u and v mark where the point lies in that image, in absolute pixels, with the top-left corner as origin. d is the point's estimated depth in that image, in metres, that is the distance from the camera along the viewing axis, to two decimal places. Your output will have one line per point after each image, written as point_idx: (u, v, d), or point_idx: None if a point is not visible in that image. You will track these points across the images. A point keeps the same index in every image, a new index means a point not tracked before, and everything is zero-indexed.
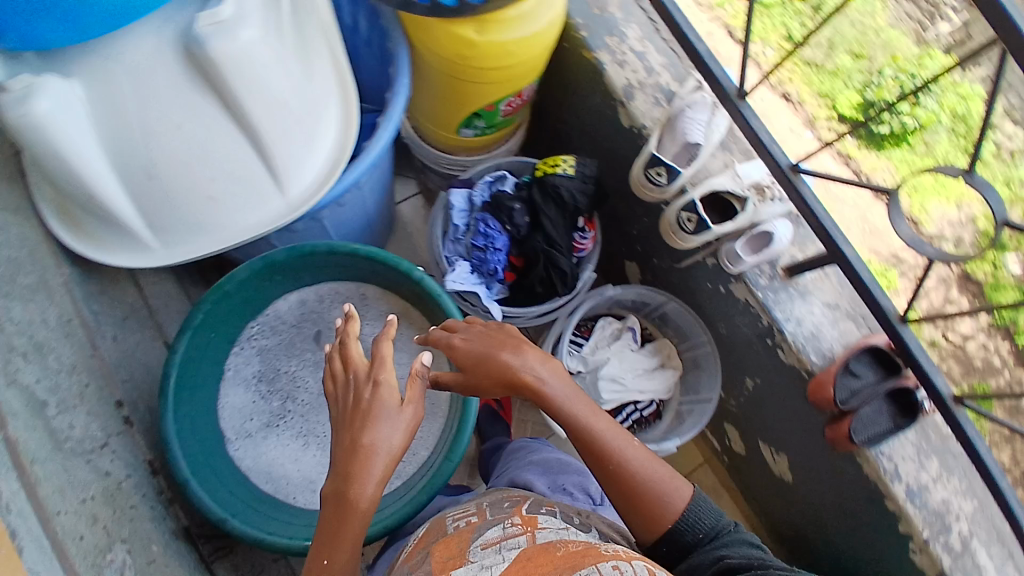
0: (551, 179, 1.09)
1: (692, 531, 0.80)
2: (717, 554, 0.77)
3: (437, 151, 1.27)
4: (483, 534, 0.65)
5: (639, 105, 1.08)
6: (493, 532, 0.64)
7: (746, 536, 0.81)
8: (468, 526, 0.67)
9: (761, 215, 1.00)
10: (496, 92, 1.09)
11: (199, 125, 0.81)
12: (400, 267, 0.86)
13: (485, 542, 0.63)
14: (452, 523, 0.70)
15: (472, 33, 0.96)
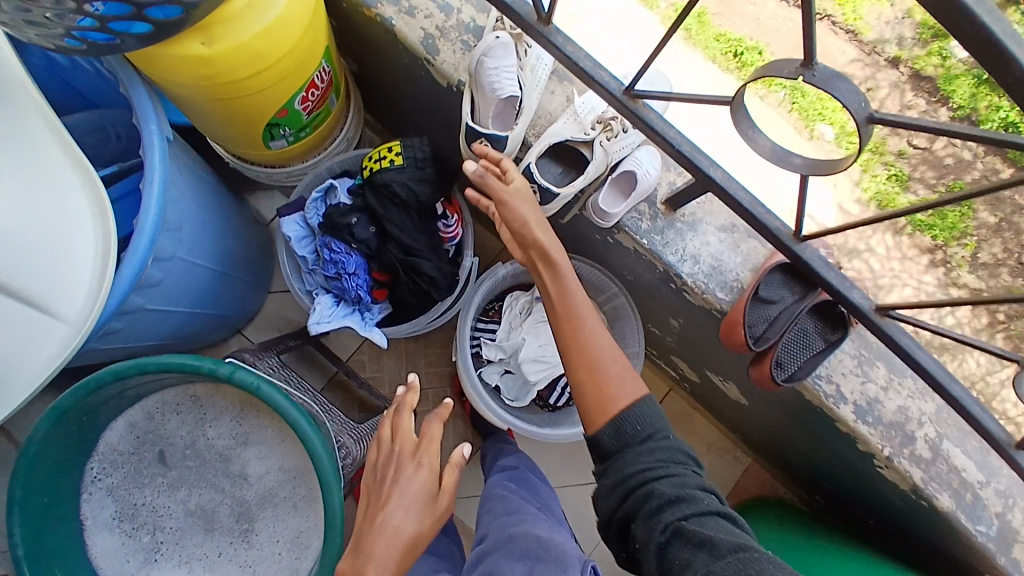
0: (376, 177, 0.91)
1: (640, 466, 0.69)
2: (648, 490, 0.67)
3: (263, 167, 1.11)
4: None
5: (448, 59, 0.89)
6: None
7: (678, 445, 0.71)
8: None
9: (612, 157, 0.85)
10: (279, 95, 0.90)
11: None
12: (200, 368, 0.70)
13: None
14: None
15: (200, 46, 0.76)
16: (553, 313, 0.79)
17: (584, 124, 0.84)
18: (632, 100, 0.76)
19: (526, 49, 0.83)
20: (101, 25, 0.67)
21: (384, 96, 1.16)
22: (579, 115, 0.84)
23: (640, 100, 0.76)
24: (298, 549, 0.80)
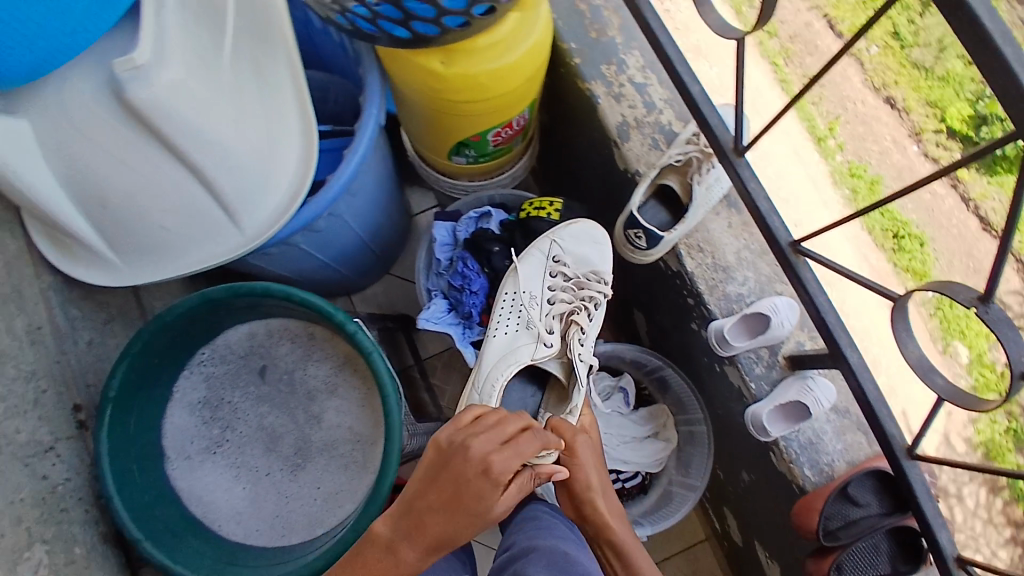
0: (535, 223, 1.01)
1: None
2: None
3: (436, 175, 1.21)
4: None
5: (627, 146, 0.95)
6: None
7: None
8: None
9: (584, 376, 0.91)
10: (480, 124, 1.02)
11: (141, 162, 0.80)
12: (335, 316, 0.80)
13: None
14: None
15: (438, 63, 0.89)
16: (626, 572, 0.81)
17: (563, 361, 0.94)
18: (795, 255, 0.80)
19: (711, 168, 0.87)
20: (371, 17, 0.81)
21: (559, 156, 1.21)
22: (538, 329, 0.92)
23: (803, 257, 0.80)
24: (332, 504, 0.87)
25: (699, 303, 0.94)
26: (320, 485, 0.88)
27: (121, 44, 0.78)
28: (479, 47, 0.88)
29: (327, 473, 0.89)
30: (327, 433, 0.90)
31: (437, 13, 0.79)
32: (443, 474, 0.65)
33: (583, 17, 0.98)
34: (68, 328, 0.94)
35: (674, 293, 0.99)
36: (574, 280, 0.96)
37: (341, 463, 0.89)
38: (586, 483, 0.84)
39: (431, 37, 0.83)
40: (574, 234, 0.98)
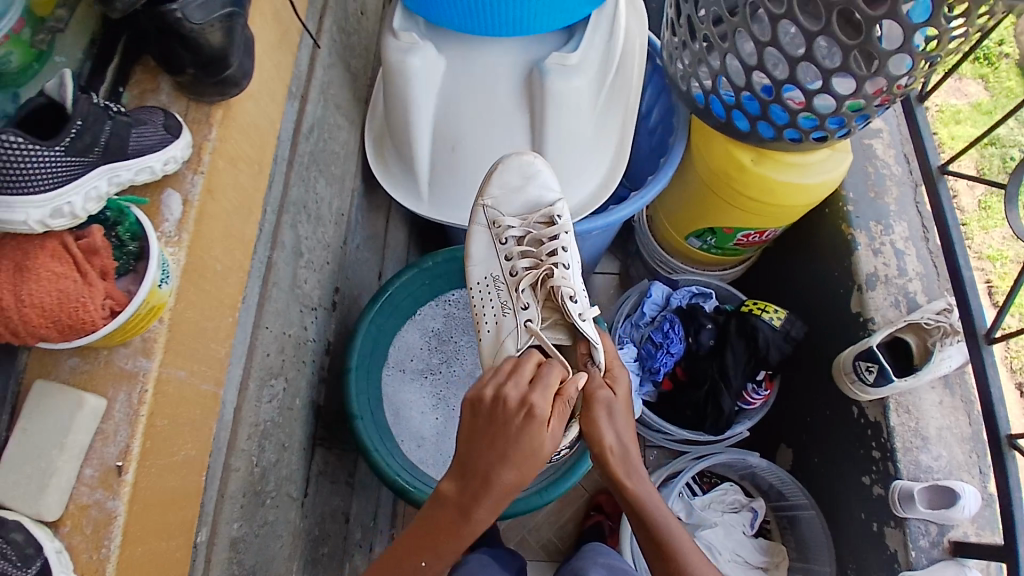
0: (754, 319, 1.09)
1: None
2: None
3: (658, 247, 1.33)
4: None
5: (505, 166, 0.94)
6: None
7: None
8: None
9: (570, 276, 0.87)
10: (741, 222, 1.14)
11: (506, 129, 0.97)
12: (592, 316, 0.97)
13: None
14: None
15: (748, 158, 1.03)
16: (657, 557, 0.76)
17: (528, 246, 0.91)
18: (1009, 447, 0.90)
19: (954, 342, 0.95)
20: (734, 104, 0.98)
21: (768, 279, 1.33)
22: (514, 300, 0.87)
23: (1012, 450, 0.90)
24: None
25: (888, 456, 0.99)
26: None
27: (548, 42, 0.97)
28: (788, 164, 1.03)
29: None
30: None
31: (792, 118, 0.94)
32: (488, 441, 0.68)
33: (867, 176, 1.12)
34: (354, 222, 1.07)
35: (852, 439, 1.07)
36: (527, 217, 0.93)
37: None
38: (617, 457, 0.78)
39: (765, 137, 0.99)
40: (521, 205, 0.94)
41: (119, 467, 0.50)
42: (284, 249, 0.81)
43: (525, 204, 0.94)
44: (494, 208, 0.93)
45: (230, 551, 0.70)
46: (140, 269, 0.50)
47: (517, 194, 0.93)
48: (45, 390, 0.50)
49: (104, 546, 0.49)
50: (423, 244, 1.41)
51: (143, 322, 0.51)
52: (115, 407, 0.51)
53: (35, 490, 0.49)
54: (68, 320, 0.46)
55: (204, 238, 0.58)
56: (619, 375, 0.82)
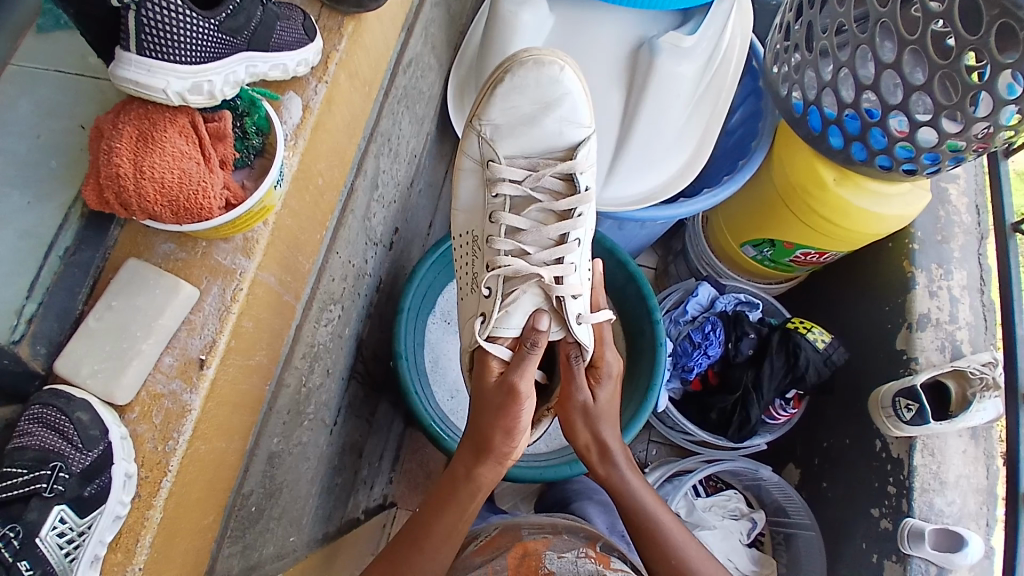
0: (797, 336, 1.10)
1: None
2: None
3: (708, 250, 1.33)
4: (560, 554, 0.72)
5: (522, 81, 0.80)
6: (572, 554, 0.73)
7: None
8: (548, 539, 0.75)
9: (568, 260, 0.81)
10: (804, 239, 1.13)
11: (598, 100, 0.94)
12: (649, 301, 0.94)
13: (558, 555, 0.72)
14: (530, 535, 0.77)
15: (830, 176, 1.02)
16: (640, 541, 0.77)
17: (534, 216, 0.82)
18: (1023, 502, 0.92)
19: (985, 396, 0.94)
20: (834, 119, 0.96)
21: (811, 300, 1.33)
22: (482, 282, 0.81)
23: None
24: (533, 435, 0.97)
25: (903, 492, 1.00)
26: None
27: (662, 20, 0.94)
28: (865, 189, 1.01)
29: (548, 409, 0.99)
30: None
31: (889, 145, 0.91)
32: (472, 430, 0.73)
33: (937, 219, 1.10)
34: (422, 166, 1.06)
35: (868, 473, 1.09)
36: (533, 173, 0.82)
37: None
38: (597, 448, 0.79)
39: (857, 160, 0.96)
40: (529, 147, 0.82)
41: (202, 360, 0.48)
42: (366, 177, 0.80)
43: (537, 145, 0.83)
44: (492, 141, 0.83)
45: (266, 465, 0.70)
46: (257, 167, 0.50)
47: (527, 129, 0.81)
48: (137, 271, 0.48)
49: (171, 439, 0.46)
50: None
51: (251, 220, 0.50)
52: (206, 300, 0.49)
53: (112, 370, 0.46)
54: (186, 203, 0.44)
55: (316, 149, 0.57)
56: (603, 367, 0.80)
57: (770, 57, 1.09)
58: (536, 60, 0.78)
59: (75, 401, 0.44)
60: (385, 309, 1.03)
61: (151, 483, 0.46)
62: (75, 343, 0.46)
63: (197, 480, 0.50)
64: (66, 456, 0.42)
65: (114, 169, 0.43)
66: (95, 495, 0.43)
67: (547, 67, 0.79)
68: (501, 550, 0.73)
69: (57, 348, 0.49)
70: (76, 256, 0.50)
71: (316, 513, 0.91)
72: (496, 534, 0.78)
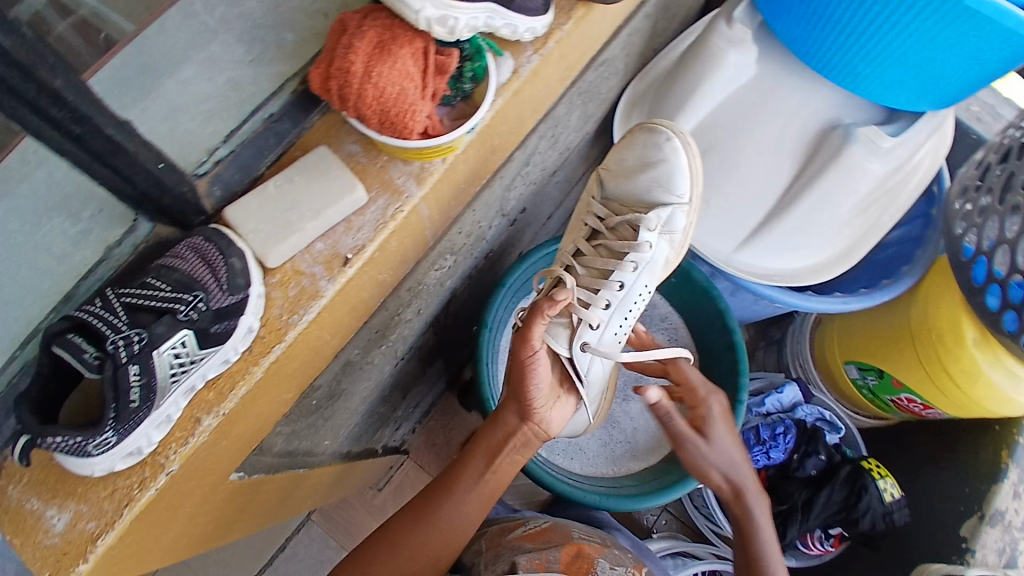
0: (868, 479, 1.05)
1: None
2: None
3: (808, 353, 1.27)
4: (611, 564, 0.71)
5: (632, 142, 0.80)
6: (621, 567, 0.72)
7: None
8: (598, 545, 0.74)
9: (622, 279, 0.75)
10: (916, 385, 1.05)
11: (768, 165, 0.92)
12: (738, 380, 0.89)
13: (610, 567, 0.71)
14: (579, 538, 0.75)
15: (970, 334, 0.95)
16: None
17: (597, 249, 0.78)
18: None
19: None
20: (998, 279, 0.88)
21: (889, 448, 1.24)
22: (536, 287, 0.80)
23: None
24: (570, 452, 0.96)
25: None
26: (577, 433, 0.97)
27: (866, 111, 0.90)
28: (1005, 363, 0.93)
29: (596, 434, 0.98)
30: (622, 413, 0.98)
31: None
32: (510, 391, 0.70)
33: None
34: (569, 160, 1.07)
35: None
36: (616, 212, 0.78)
37: (604, 438, 0.98)
38: (730, 483, 0.77)
39: (1005, 331, 0.89)
40: (618, 191, 0.79)
41: (347, 259, 0.51)
42: (525, 152, 0.82)
43: (627, 195, 0.79)
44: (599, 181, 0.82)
45: (340, 371, 0.73)
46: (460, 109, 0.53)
47: (623, 179, 0.79)
48: (324, 159, 0.52)
49: (297, 314, 0.50)
50: None
51: (433, 153, 0.53)
52: (370, 208, 0.53)
53: (269, 234, 0.50)
54: (393, 117, 0.47)
55: (507, 112, 0.59)
56: (704, 407, 0.79)
57: (953, 190, 1.01)
58: (650, 125, 0.79)
59: (233, 248, 0.48)
60: (484, 277, 1.05)
61: (264, 345, 0.49)
62: (250, 200, 0.50)
63: (298, 359, 0.53)
64: (210, 290, 0.46)
65: (348, 65, 0.46)
66: (219, 335, 0.47)
67: (655, 134, 0.78)
68: (553, 544, 0.72)
69: (230, 195, 0.53)
70: (276, 126, 0.54)
71: (350, 431, 0.95)
72: (544, 526, 0.76)
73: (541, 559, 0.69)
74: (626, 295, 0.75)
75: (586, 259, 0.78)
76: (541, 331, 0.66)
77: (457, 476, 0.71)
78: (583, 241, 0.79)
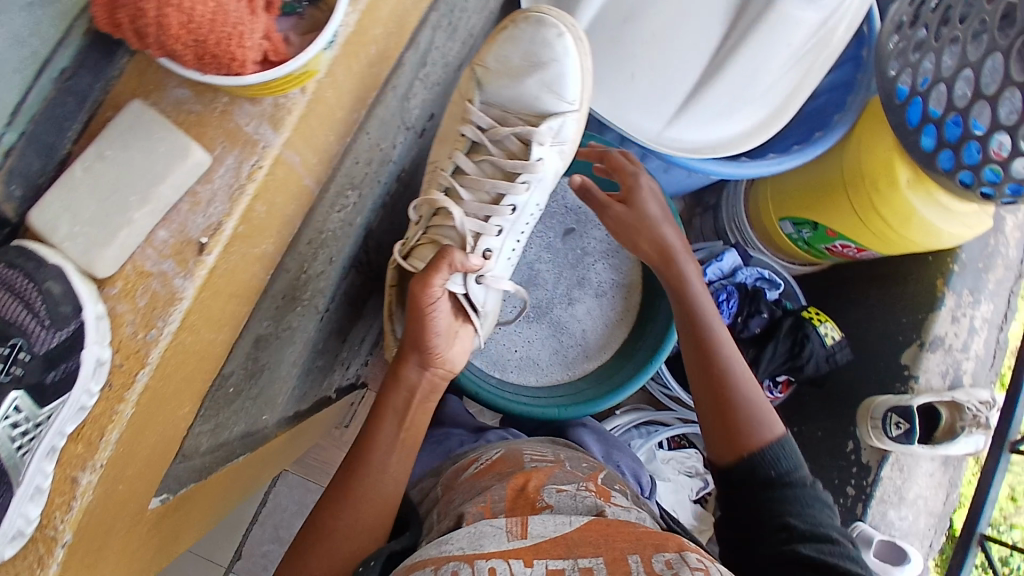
0: (809, 327, 1.06)
1: (766, 468, 0.68)
2: None
3: (744, 215, 1.24)
4: (559, 486, 0.61)
5: (515, 38, 0.71)
6: (570, 485, 0.62)
7: None
8: (548, 468, 0.64)
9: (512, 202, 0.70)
10: (849, 231, 1.05)
11: (693, 29, 0.87)
12: None
13: (560, 490, 0.60)
14: (534, 462, 0.65)
15: (903, 177, 0.93)
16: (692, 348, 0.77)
17: (483, 167, 0.71)
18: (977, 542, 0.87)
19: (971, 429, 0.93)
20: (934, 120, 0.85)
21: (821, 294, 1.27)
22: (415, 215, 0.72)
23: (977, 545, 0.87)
24: (521, 367, 0.91)
25: (861, 497, 1.00)
26: (524, 347, 0.92)
27: None
28: (937, 198, 0.93)
29: (546, 343, 0.92)
30: (568, 317, 0.93)
31: (980, 164, 0.82)
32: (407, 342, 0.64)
33: (985, 247, 1.06)
34: (474, 49, 0.93)
35: (831, 468, 1.06)
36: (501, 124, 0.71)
37: (554, 346, 0.92)
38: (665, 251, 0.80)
39: (939, 169, 0.86)
40: (504, 100, 0.72)
41: (202, 245, 0.40)
42: (417, 50, 0.69)
43: (512, 102, 0.72)
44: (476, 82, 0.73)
45: (252, 347, 0.64)
46: (309, 19, 0.39)
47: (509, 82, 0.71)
48: (138, 118, 0.39)
49: (155, 328, 0.39)
50: None
51: (288, 83, 0.40)
52: (217, 171, 0.40)
53: (90, 239, 0.38)
54: (214, 49, 0.34)
55: (377, 9, 0.47)
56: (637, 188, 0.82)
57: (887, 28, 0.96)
58: (537, 16, 0.70)
59: (46, 269, 0.36)
60: (401, 200, 0.94)
61: (124, 375, 0.39)
62: (54, 192, 0.38)
63: (176, 372, 0.44)
64: (30, 334, 0.35)
65: None
66: (57, 384, 0.36)
67: (545, 28, 0.70)
68: (499, 480, 0.62)
69: (35, 194, 0.41)
70: (72, 82, 0.41)
71: (291, 393, 0.88)
72: (497, 456, 0.68)
73: (484, 500, 0.59)
74: (516, 219, 0.71)
75: (469, 180, 0.70)
76: (444, 277, 0.60)
77: (370, 439, 0.64)
78: (462, 157, 0.71)
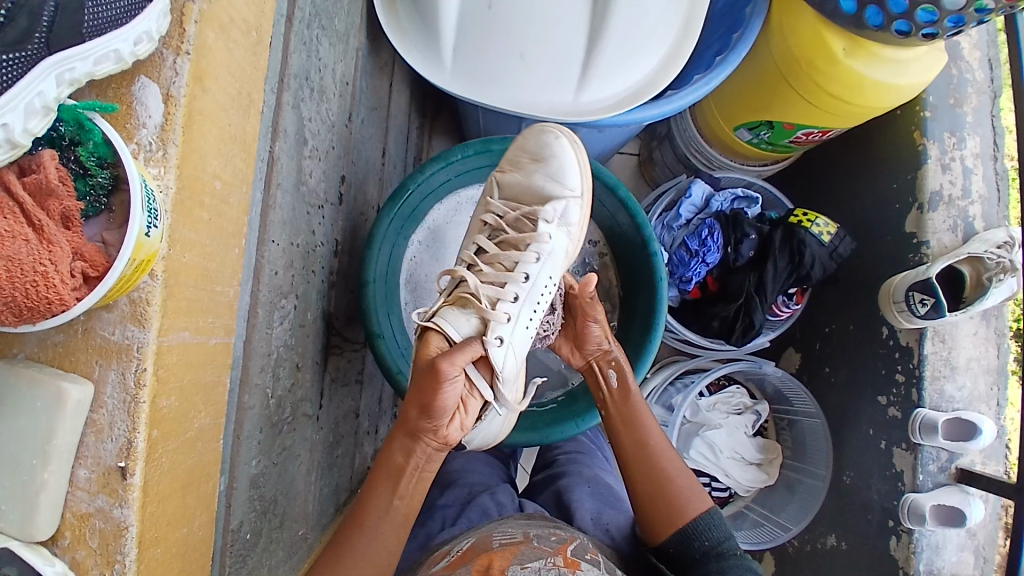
0: (801, 232, 1.02)
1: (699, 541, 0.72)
2: None
3: (696, 134, 1.17)
4: (524, 565, 0.56)
5: (525, 140, 0.82)
6: (537, 562, 0.56)
7: None
8: (514, 547, 0.59)
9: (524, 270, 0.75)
10: (804, 119, 0.99)
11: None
12: (643, 232, 0.85)
13: (524, 566, 0.55)
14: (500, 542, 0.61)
15: (838, 47, 0.87)
16: (631, 457, 0.78)
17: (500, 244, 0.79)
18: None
19: (1000, 279, 0.90)
20: None
21: (806, 184, 1.21)
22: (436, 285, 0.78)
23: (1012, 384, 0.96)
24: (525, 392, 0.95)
25: (913, 382, 0.99)
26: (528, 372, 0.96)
27: None
28: (885, 58, 0.87)
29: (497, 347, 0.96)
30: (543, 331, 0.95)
31: (910, 9, 0.79)
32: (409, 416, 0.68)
33: (950, 80, 1.00)
34: (359, 93, 0.89)
35: (872, 358, 1.06)
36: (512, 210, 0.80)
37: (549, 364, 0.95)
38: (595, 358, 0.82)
39: (870, 27, 0.83)
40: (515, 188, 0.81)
41: (123, 468, 0.39)
42: (287, 137, 0.64)
43: (525, 195, 0.81)
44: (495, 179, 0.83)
45: (251, 490, 0.63)
46: (115, 210, 0.39)
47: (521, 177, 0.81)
48: (5, 381, 0.38)
49: (117, 564, 0.39)
50: (416, 117, 1.24)
51: (130, 279, 0.37)
52: (105, 392, 0.39)
53: (20, 511, 0.38)
54: (25, 300, 0.34)
55: (199, 146, 0.43)
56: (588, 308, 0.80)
57: None
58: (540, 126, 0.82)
59: None
60: (349, 268, 0.92)
61: None
62: None
63: None
64: None
65: None
66: None
67: (546, 134, 0.81)
68: (465, 564, 0.58)
69: None
70: None
71: (323, 495, 0.87)
72: (467, 546, 0.62)
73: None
74: (533, 287, 0.75)
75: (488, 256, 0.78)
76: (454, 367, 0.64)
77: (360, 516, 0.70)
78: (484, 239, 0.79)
